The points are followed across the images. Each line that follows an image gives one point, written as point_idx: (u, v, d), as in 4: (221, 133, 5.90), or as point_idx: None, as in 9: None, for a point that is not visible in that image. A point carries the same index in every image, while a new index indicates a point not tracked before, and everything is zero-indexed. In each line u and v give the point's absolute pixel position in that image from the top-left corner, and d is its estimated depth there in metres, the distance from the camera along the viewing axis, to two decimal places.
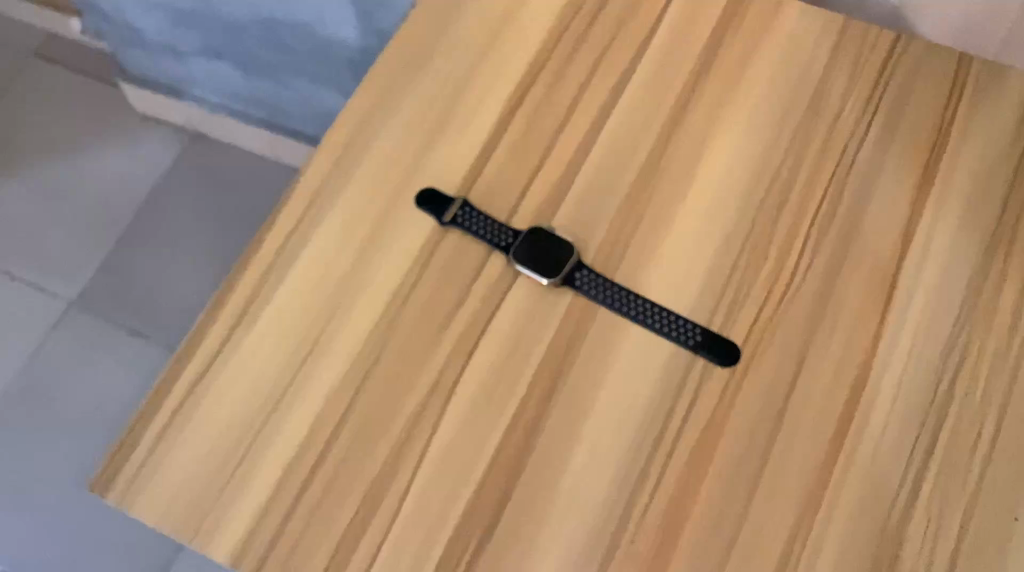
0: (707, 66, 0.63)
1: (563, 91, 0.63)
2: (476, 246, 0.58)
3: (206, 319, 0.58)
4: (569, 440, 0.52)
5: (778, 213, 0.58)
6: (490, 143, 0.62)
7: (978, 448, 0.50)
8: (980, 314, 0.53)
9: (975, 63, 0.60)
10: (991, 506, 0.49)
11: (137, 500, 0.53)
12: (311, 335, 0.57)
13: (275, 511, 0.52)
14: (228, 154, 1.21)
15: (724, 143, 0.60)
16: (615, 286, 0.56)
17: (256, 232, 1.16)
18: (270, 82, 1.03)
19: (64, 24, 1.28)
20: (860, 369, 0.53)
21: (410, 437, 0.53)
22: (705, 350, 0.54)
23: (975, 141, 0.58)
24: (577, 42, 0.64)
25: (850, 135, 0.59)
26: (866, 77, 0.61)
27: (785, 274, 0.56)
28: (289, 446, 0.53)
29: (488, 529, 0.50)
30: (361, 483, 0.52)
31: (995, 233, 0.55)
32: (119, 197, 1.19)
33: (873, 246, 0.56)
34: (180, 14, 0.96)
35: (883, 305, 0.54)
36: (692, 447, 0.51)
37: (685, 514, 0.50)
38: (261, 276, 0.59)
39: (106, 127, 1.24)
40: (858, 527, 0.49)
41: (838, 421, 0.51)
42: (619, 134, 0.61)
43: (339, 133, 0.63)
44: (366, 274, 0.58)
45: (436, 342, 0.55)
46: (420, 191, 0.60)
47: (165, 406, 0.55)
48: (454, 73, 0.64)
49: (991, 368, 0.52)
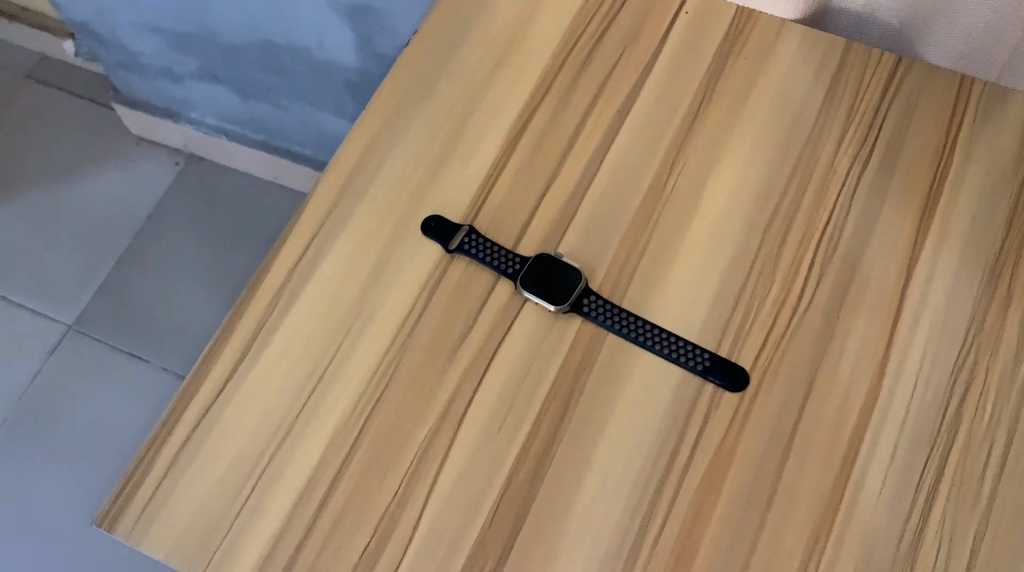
0: (710, 91, 0.63)
1: (568, 117, 0.63)
2: (484, 273, 0.58)
3: (213, 350, 0.58)
4: (579, 468, 0.52)
5: (783, 237, 0.58)
6: (496, 168, 0.62)
7: (989, 471, 0.50)
8: (986, 335, 0.54)
9: (977, 85, 0.61)
10: (1003, 530, 0.49)
11: (144, 536, 0.53)
12: (320, 364, 0.57)
13: (286, 543, 0.52)
14: (227, 176, 1.22)
15: (728, 167, 0.60)
16: (623, 312, 0.56)
17: (257, 254, 1.17)
18: (269, 105, 1.04)
19: (58, 48, 1.27)
20: (869, 392, 0.53)
21: (421, 467, 0.53)
22: (713, 375, 0.54)
23: (978, 163, 0.58)
24: (581, 67, 0.65)
25: (853, 157, 0.60)
26: (868, 100, 0.61)
27: (792, 298, 0.56)
28: (299, 478, 0.53)
29: (500, 559, 0.50)
30: (373, 512, 0.52)
31: (1000, 254, 0.56)
32: (118, 219, 1.20)
33: (879, 269, 0.56)
34: (179, 38, 0.96)
35: (889, 328, 0.54)
36: (703, 473, 0.51)
37: (698, 541, 0.50)
38: (268, 305, 0.59)
39: (104, 149, 1.25)
40: (870, 552, 0.49)
41: (848, 445, 0.52)
42: (625, 159, 0.61)
43: (345, 161, 0.63)
44: (374, 302, 0.58)
45: (445, 369, 0.56)
46: (427, 218, 0.61)
47: (174, 438, 0.55)
48: (459, 99, 0.65)
49: (998, 389, 0.52)
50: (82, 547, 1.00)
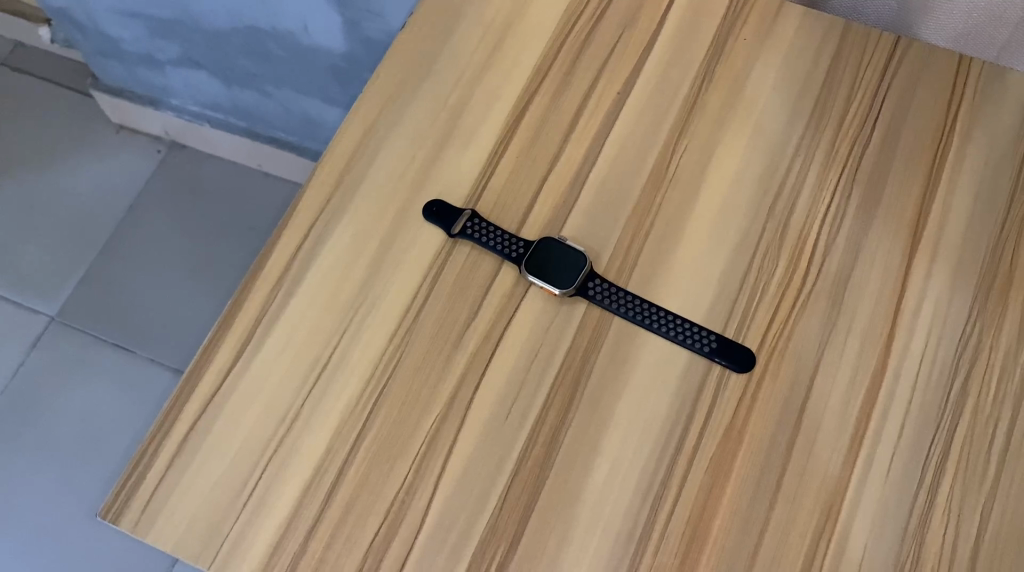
0: (711, 73, 0.63)
1: (568, 100, 0.63)
2: (488, 258, 0.58)
3: (215, 339, 0.57)
4: (589, 453, 0.52)
5: (787, 217, 0.58)
6: (497, 153, 0.61)
7: (994, 449, 0.51)
8: (990, 314, 0.54)
9: (976, 65, 0.61)
10: (1010, 506, 0.50)
11: (150, 529, 0.52)
12: (324, 353, 0.56)
13: (295, 533, 0.51)
14: (210, 163, 1.20)
15: (731, 149, 0.60)
16: (629, 295, 0.56)
17: (245, 244, 1.15)
18: (253, 91, 1.02)
19: (31, 34, 1.23)
20: (875, 372, 0.53)
21: (429, 455, 0.52)
22: (720, 356, 0.54)
23: (978, 142, 0.59)
24: (581, 50, 0.64)
25: (854, 138, 0.60)
26: (868, 80, 0.61)
27: (796, 279, 0.56)
28: (307, 466, 0.53)
29: (511, 546, 0.50)
30: (383, 501, 0.51)
31: (1002, 231, 0.56)
32: (100, 208, 1.17)
33: (883, 248, 0.56)
34: (160, 24, 0.94)
35: (894, 310, 0.55)
36: (713, 455, 0.51)
37: (710, 523, 0.50)
38: (269, 294, 0.58)
39: (84, 138, 1.22)
40: (879, 531, 0.50)
41: (855, 424, 0.52)
42: (627, 143, 0.61)
43: (344, 145, 0.62)
44: (377, 290, 0.58)
45: (452, 355, 0.55)
46: (429, 204, 0.60)
47: (176, 430, 0.55)
48: (457, 83, 0.64)
49: (1002, 367, 0.53)
50: (86, 543, 0.98)
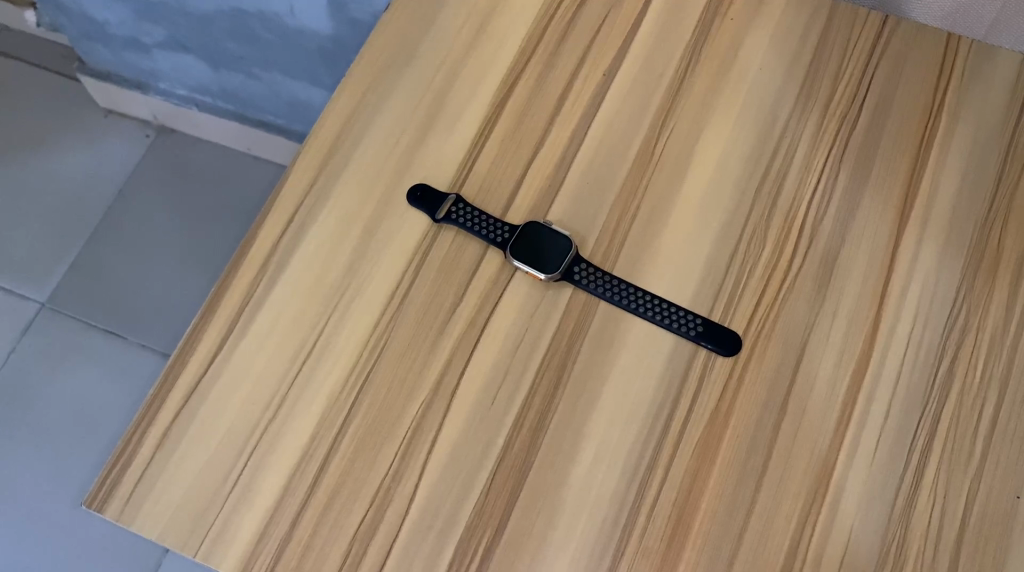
0: (697, 55, 0.62)
1: (552, 84, 0.62)
2: (472, 243, 0.57)
3: (198, 328, 0.56)
4: (576, 437, 0.52)
5: (775, 199, 0.57)
6: (481, 138, 0.61)
7: (980, 429, 0.51)
8: (977, 295, 0.54)
9: (964, 45, 0.61)
10: (995, 485, 0.50)
11: (137, 515, 0.52)
12: (309, 339, 0.56)
13: (281, 519, 0.51)
14: (199, 147, 1.19)
15: (718, 130, 0.60)
16: (615, 279, 0.56)
17: (232, 228, 1.15)
18: (240, 74, 1.00)
19: (15, 17, 1.22)
20: (862, 354, 0.53)
21: (415, 440, 0.52)
22: (706, 340, 0.54)
23: (966, 122, 0.58)
24: (565, 32, 0.63)
25: (842, 117, 0.59)
26: (856, 59, 0.61)
27: (784, 261, 0.56)
28: (292, 453, 0.52)
29: (498, 530, 0.50)
30: (370, 486, 0.51)
31: (990, 211, 0.56)
32: (89, 193, 1.16)
33: (871, 229, 0.56)
34: (146, 7, 0.92)
35: (881, 291, 0.54)
36: (699, 438, 0.51)
37: (696, 506, 0.50)
38: (252, 282, 0.58)
39: (71, 123, 1.20)
40: (866, 513, 0.50)
41: (841, 407, 0.52)
42: (613, 126, 0.60)
43: (326, 131, 0.61)
44: (361, 276, 0.57)
45: (437, 341, 0.55)
46: (413, 189, 0.59)
47: (162, 417, 0.54)
48: (440, 67, 0.63)
49: (990, 347, 0.53)
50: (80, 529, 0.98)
